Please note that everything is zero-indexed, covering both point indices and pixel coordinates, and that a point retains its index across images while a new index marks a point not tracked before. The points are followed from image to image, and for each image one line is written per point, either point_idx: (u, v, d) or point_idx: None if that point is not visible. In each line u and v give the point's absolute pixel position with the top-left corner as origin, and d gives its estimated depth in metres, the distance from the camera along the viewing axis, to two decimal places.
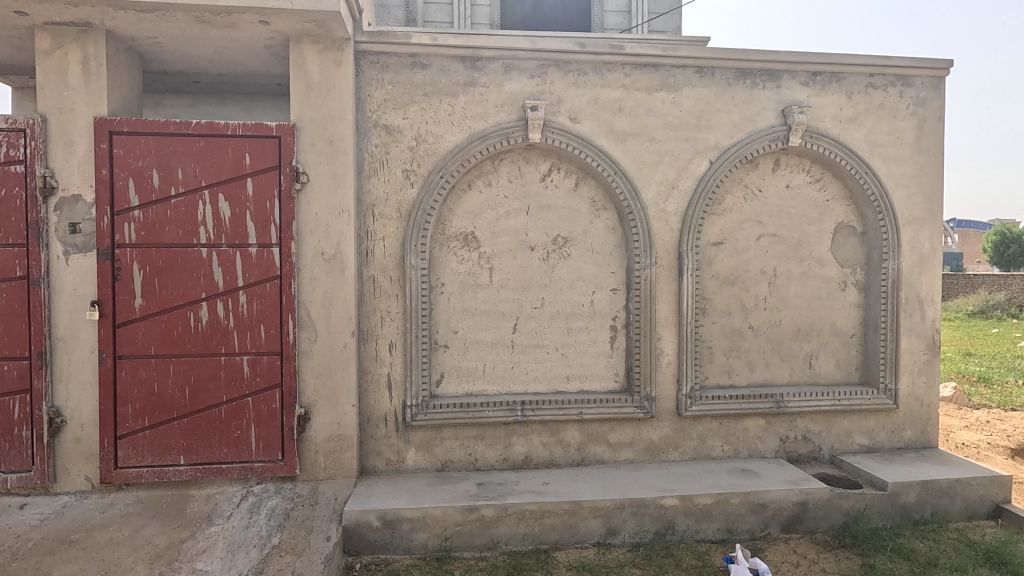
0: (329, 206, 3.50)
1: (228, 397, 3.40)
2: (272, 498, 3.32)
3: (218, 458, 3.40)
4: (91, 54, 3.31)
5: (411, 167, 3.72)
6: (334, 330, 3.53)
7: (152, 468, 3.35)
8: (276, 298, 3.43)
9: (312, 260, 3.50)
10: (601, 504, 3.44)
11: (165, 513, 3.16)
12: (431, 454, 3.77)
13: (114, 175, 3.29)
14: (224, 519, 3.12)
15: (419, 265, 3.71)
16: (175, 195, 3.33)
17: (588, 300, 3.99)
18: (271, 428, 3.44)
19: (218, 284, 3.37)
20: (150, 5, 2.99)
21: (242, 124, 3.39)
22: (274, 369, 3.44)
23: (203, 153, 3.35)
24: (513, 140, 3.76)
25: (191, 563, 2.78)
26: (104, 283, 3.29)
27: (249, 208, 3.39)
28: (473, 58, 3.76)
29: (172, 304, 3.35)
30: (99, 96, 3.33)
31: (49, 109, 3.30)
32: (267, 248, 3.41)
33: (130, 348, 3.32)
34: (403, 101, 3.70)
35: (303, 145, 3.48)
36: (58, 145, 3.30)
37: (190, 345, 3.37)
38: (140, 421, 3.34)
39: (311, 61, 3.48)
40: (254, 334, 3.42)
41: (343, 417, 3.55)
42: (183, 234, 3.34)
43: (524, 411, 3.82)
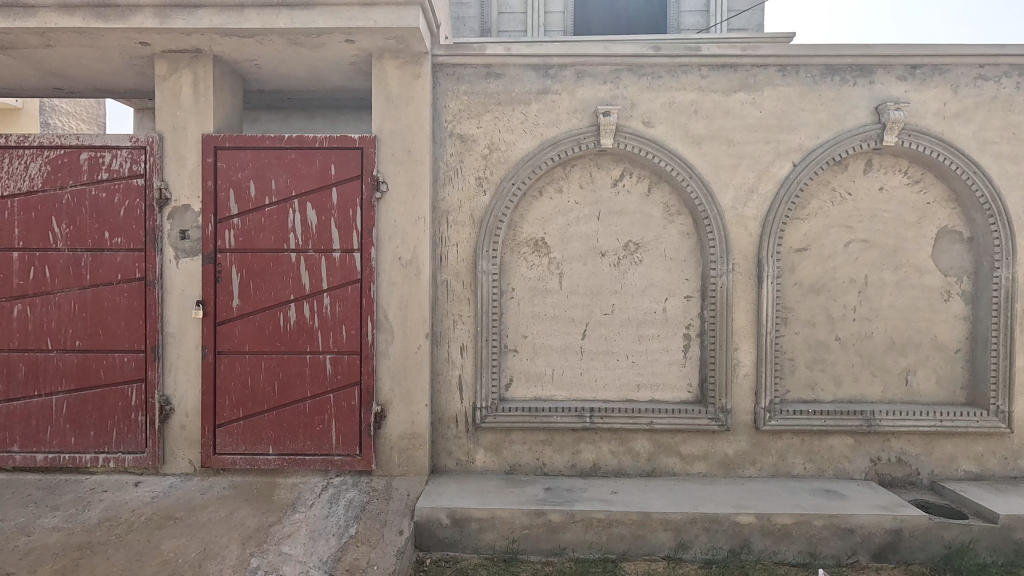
0: (406, 214, 3.66)
1: (312, 393, 3.63)
2: (350, 491, 3.49)
3: (303, 450, 3.63)
4: (200, 77, 3.66)
5: (484, 175, 3.81)
6: (409, 333, 3.67)
7: (245, 456, 3.63)
8: (356, 301, 3.63)
9: (390, 265, 3.67)
10: (671, 518, 3.36)
11: (256, 499, 3.41)
12: (500, 456, 3.83)
13: (218, 187, 3.62)
14: (307, 508, 3.33)
15: (491, 270, 3.79)
16: (269, 204, 3.61)
17: (660, 308, 3.91)
18: (350, 424, 3.63)
19: (305, 287, 3.62)
20: (251, 31, 3.27)
21: (329, 137, 3.62)
22: (353, 367, 3.63)
23: (294, 164, 3.60)
24: (585, 146, 3.77)
25: (277, 546, 2.99)
26: (207, 285, 3.62)
27: (334, 215, 3.61)
28: (545, 66, 3.81)
29: (265, 305, 3.62)
30: (206, 115, 3.67)
31: (165, 128, 3.68)
32: (349, 253, 3.62)
33: (228, 344, 3.63)
34: (478, 111, 3.81)
35: (383, 156, 3.66)
36: (172, 160, 3.67)
37: (279, 344, 3.63)
38: (235, 412, 3.63)
39: (391, 75, 3.66)
40: (336, 334, 3.63)
41: (416, 416, 3.68)
42: (275, 240, 3.61)
43: (593, 418, 3.78)
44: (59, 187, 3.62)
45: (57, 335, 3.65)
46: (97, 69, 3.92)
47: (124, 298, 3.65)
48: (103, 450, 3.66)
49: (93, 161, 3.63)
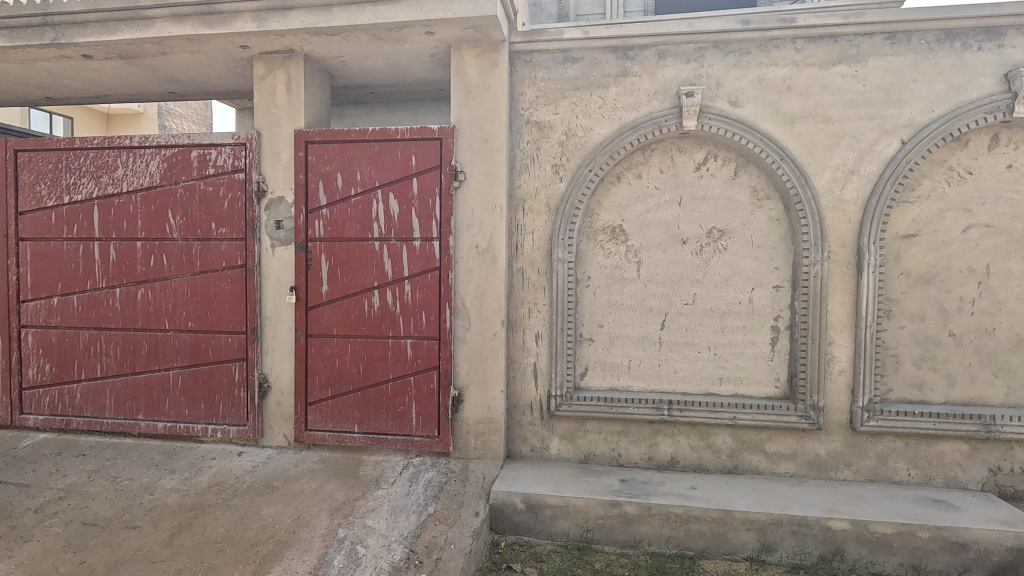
0: (483, 202, 3.70)
1: (394, 376, 3.78)
2: (429, 471, 3.62)
3: (385, 430, 3.80)
4: (293, 76, 3.88)
5: (561, 162, 3.77)
6: (486, 320, 3.72)
7: (333, 433, 3.86)
8: (435, 288, 3.73)
9: (468, 253, 3.73)
10: (755, 518, 3.20)
11: (343, 473, 3.62)
12: (575, 445, 3.81)
13: (309, 179, 3.84)
14: (389, 485, 3.49)
15: (567, 258, 3.75)
16: (354, 195, 3.78)
17: (745, 298, 3.71)
18: (429, 406, 3.75)
19: (388, 274, 3.77)
20: (338, 28, 3.42)
21: (410, 128, 3.72)
22: (432, 352, 3.75)
23: (377, 156, 3.75)
24: (666, 129, 3.62)
25: (362, 519, 3.17)
26: (300, 272, 3.86)
27: (414, 205, 3.72)
28: (625, 47, 3.69)
29: (351, 291, 3.81)
30: (298, 111, 3.89)
31: (262, 125, 3.94)
32: (429, 241, 3.72)
33: (318, 327, 3.86)
34: (555, 97, 3.77)
35: (461, 145, 3.72)
36: (268, 155, 3.93)
37: (364, 328, 3.81)
38: (324, 391, 3.87)
39: (469, 65, 3.70)
40: (417, 320, 3.76)
41: (492, 402, 3.73)
42: (360, 230, 3.78)
43: (671, 410, 3.67)
44: (174, 182, 3.99)
45: (173, 316, 4.04)
46: (204, 73, 4.27)
47: (229, 284, 3.97)
48: (212, 422, 4.02)
49: (202, 158, 3.97)
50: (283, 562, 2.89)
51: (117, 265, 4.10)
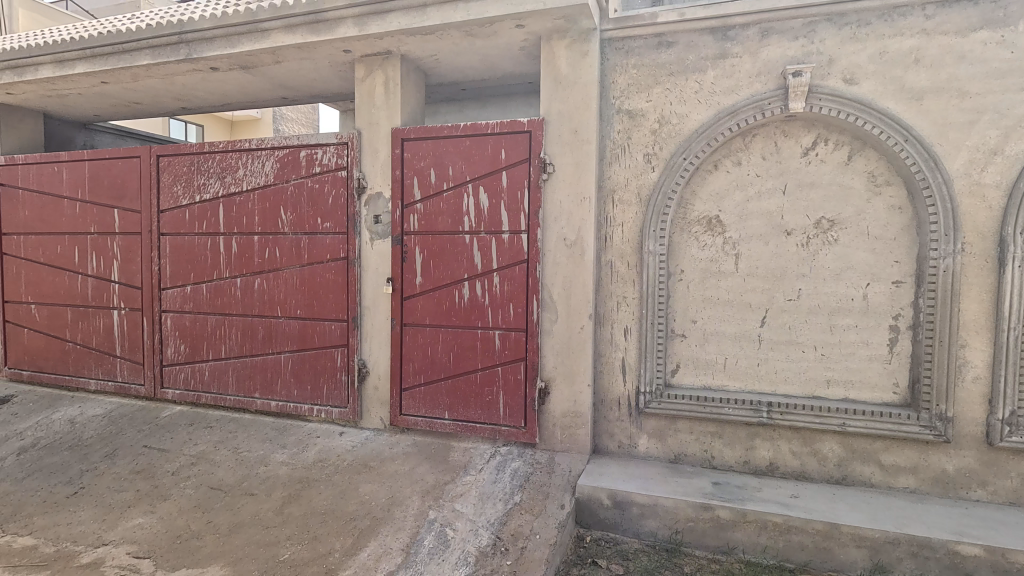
0: (572, 194, 3.66)
1: (482, 366, 3.87)
2: (515, 460, 3.67)
3: (474, 418, 3.90)
4: (390, 76, 4.06)
5: (653, 151, 3.65)
6: (573, 313, 3.70)
7: (425, 418, 4.02)
8: (523, 280, 3.76)
9: (556, 245, 3.72)
10: (866, 534, 2.93)
11: (434, 458, 3.77)
12: (664, 444, 3.69)
13: (404, 175, 4.01)
14: (477, 471, 3.57)
15: (658, 251, 3.63)
16: (446, 189, 3.90)
17: (859, 294, 3.39)
18: (516, 397, 3.80)
19: (477, 266, 3.85)
20: (432, 28, 3.53)
21: (500, 122, 3.76)
22: (520, 344, 3.78)
23: (468, 151, 3.83)
24: (770, 112, 3.38)
25: (451, 502, 3.29)
26: (395, 264, 4.05)
27: (504, 198, 3.77)
28: (725, 27, 3.49)
29: (442, 282, 3.94)
30: (395, 110, 4.06)
31: (362, 125, 4.16)
32: (517, 234, 3.76)
33: (412, 317, 4.04)
34: (648, 84, 3.65)
35: (550, 137, 3.70)
36: (368, 153, 4.14)
37: (454, 318, 3.93)
38: (417, 378, 4.04)
39: (559, 56, 3.67)
40: (505, 312, 3.81)
41: (579, 395, 3.70)
42: (452, 223, 3.89)
43: (771, 413, 3.45)
44: (286, 181, 4.33)
45: (284, 304, 4.40)
46: (312, 78, 4.58)
47: (332, 275, 4.25)
48: (317, 402, 4.34)
49: (309, 157, 4.27)
50: (379, 537, 3.07)
51: (238, 257, 4.53)
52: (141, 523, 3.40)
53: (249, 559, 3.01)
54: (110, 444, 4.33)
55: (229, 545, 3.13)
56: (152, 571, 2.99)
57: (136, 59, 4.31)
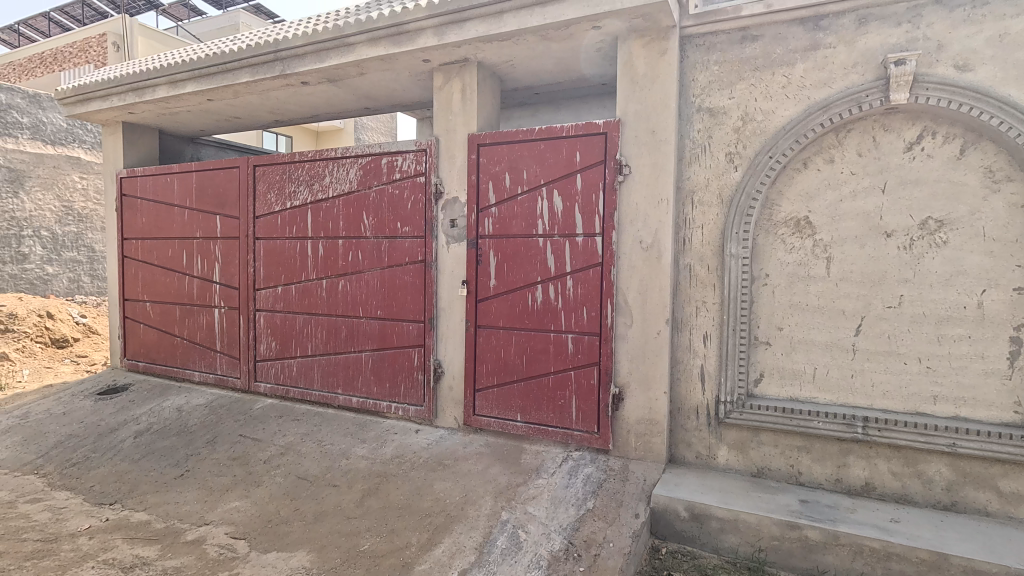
0: (649, 196, 3.58)
1: (555, 369, 3.86)
2: (588, 466, 3.62)
3: (546, 421, 3.89)
4: (467, 83, 4.15)
5: (737, 149, 3.50)
6: (649, 317, 3.61)
7: (498, 420, 4.06)
8: (598, 284, 3.71)
9: (632, 248, 3.65)
10: (981, 567, 2.65)
11: (507, 459, 3.79)
12: (746, 456, 3.51)
13: (480, 180, 4.09)
14: (549, 475, 3.56)
15: (741, 254, 3.47)
16: (521, 193, 3.93)
17: (972, 302, 3.08)
18: (589, 402, 3.75)
19: (551, 269, 3.85)
20: (509, 33, 3.58)
21: (575, 125, 3.75)
22: (593, 348, 3.74)
23: (543, 154, 3.84)
24: (867, 105, 3.15)
25: (523, 505, 3.30)
26: (471, 267, 4.13)
27: (578, 201, 3.75)
28: (816, 17, 3.29)
29: (516, 285, 3.97)
30: (471, 116, 4.14)
31: (440, 132, 4.28)
32: (591, 237, 3.72)
33: (486, 319, 4.10)
34: (731, 80, 3.50)
35: (627, 139, 3.64)
36: (445, 158, 4.25)
37: (527, 321, 3.95)
38: (491, 379, 4.09)
39: (637, 55, 3.60)
40: (578, 315, 3.78)
41: (654, 402, 3.60)
42: (526, 226, 3.92)
43: (867, 429, 3.20)
44: (368, 187, 4.54)
45: (366, 305, 4.61)
46: (393, 88, 4.77)
47: (411, 277, 4.40)
48: (394, 400, 4.50)
49: (390, 164, 4.45)
50: (453, 534, 3.14)
51: (325, 260, 4.79)
52: (237, 507, 3.67)
53: (332, 547, 3.17)
54: (211, 431, 4.70)
55: (315, 533, 3.32)
56: (247, 551, 3.22)
57: (237, 76, 4.67)
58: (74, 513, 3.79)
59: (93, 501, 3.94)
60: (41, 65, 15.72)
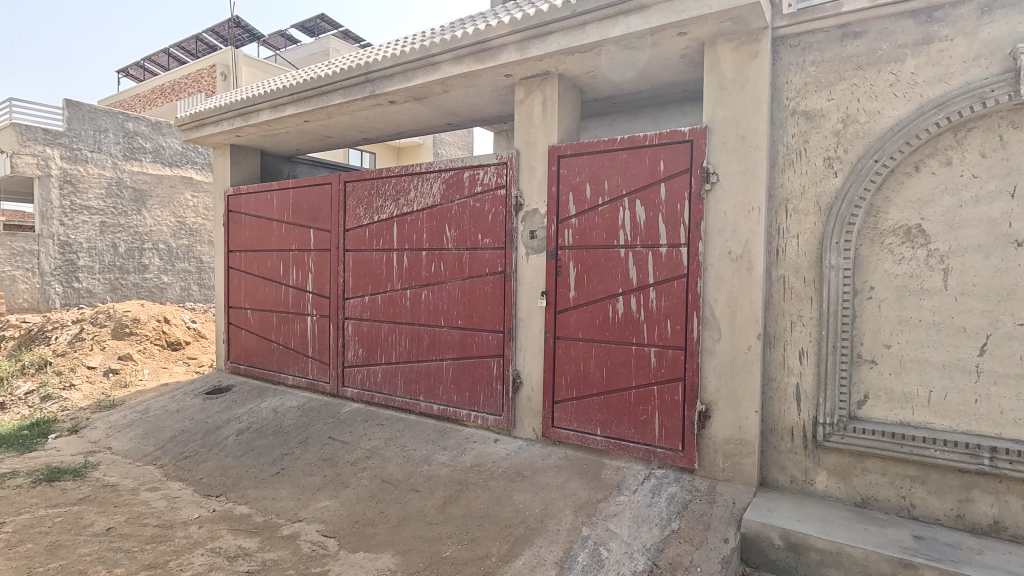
0: (738, 205, 3.42)
1: (637, 383, 3.77)
2: (672, 485, 3.48)
3: (628, 437, 3.80)
4: (548, 96, 4.18)
5: (836, 153, 3.28)
6: (739, 332, 3.43)
7: (577, 433, 4.01)
8: (683, 296, 3.60)
9: (719, 259, 3.50)
10: None
11: (587, 473, 3.73)
12: (849, 484, 3.23)
13: (560, 191, 4.09)
14: (631, 492, 3.46)
15: (841, 265, 3.23)
16: (602, 203, 3.89)
17: None
18: (674, 418, 3.62)
19: (633, 281, 3.78)
20: (591, 44, 3.57)
21: (659, 133, 3.67)
22: (678, 362, 3.61)
23: (625, 164, 3.79)
24: (992, 101, 2.84)
25: (604, 521, 3.23)
26: (550, 278, 4.13)
27: (662, 211, 3.66)
28: (929, 8, 3.03)
29: (596, 297, 3.93)
30: (552, 128, 4.16)
31: (521, 144, 4.33)
32: (676, 248, 3.62)
33: (565, 330, 4.08)
34: (829, 81, 3.30)
35: (714, 146, 3.51)
36: (525, 171, 4.29)
37: (608, 333, 3.89)
38: (570, 392, 4.05)
39: (725, 60, 3.48)
40: (662, 328, 3.68)
41: (744, 421, 3.41)
42: (607, 237, 3.87)
43: (995, 461, 2.85)
44: (451, 200, 4.67)
45: (447, 314, 4.73)
46: (475, 104, 4.89)
47: (491, 288, 4.46)
48: (474, 409, 4.56)
49: (472, 177, 4.55)
50: (533, 547, 3.13)
51: (409, 271, 4.97)
52: (327, 506, 3.86)
53: (416, 551, 3.25)
54: (304, 432, 4.99)
55: (398, 536, 3.41)
56: (336, 549, 3.36)
57: (331, 98, 4.98)
58: (186, 502, 4.13)
59: (202, 493, 4.29)
60: (162, 95, 17.57)
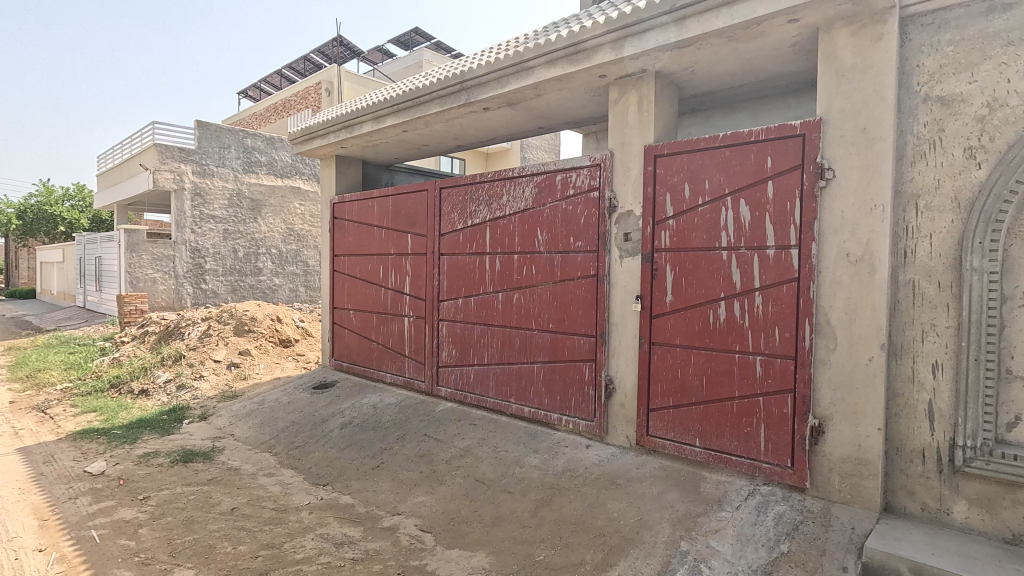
0: (858, 203, 3.13)
1: (740, 393, 3.56)
2: (780, 504, 3.24)
3: (729, 449, 3.60)
4: (643, 94, 4.07)
5: (979, 143, 2.91)
6: (859, 341, 3.13)
7: (674, 442, 3.86)
8: (793, 302, 3.35)
9: (835, 261, 3.22)
10: None
11: (684, 485, 3.57)
12: (996, 517, 2.83)
13: (657, 192, 3.97)
14: (734, 508, 3.26)
15: (985, 268, 2.86)
16: (702, 204, 3.73)
17: None
18: (782, 432, 3.38)
19: (736, 285, 3.58)
20: (692, 39, 3.44)
21: (766, 129, 3.45)
22: (787, 372, 3.37)
23: (727, 162, 3.61)
24: None
25: (704, 537, 3.07)
26: (645, 282, 4.01)
27: (769, 210, 3.44)
28: None
29: (695, 301, 3.77)
30: (648, 127, 4.05)
31: (615, 145, 4.25)
32: (785, 250, 3.38)
33: (661, 336, 3.94)
34: (970, 61, 2.94)
35: (830, 139, 3.24)
36: (620, 172, 4.20)
37: (708, 340, 3.71)
38: (666, 399, 3.91)
39: (843, 46, 3.21)
40: (769, 336, 3.45)
41: (865, 439, 3.10)
42: (707, 239, 3.71)
43: None
44: (543, 204, 4.68)
45: (539, 318, 4.74)
46: (568, 106, 4.88)
47: (583, 291, 4.42)
48: (565, 413, 4.53)
49: (565, 180, 4.54)
50: (629, 559, 3.04)
51: (501, 274, 5.04)
52: (424, 501, 4.00)
53: (510, 553, 3.27)
54: (401, 429, 5.20)
55: (492, 536, 3.46)
56: (433, 544, 3.47)
57: (428, 108, 5.17)
58: (298, 489, 4.46)
59: (311, 481, 4.61)
60: (275, 112, 19.19)
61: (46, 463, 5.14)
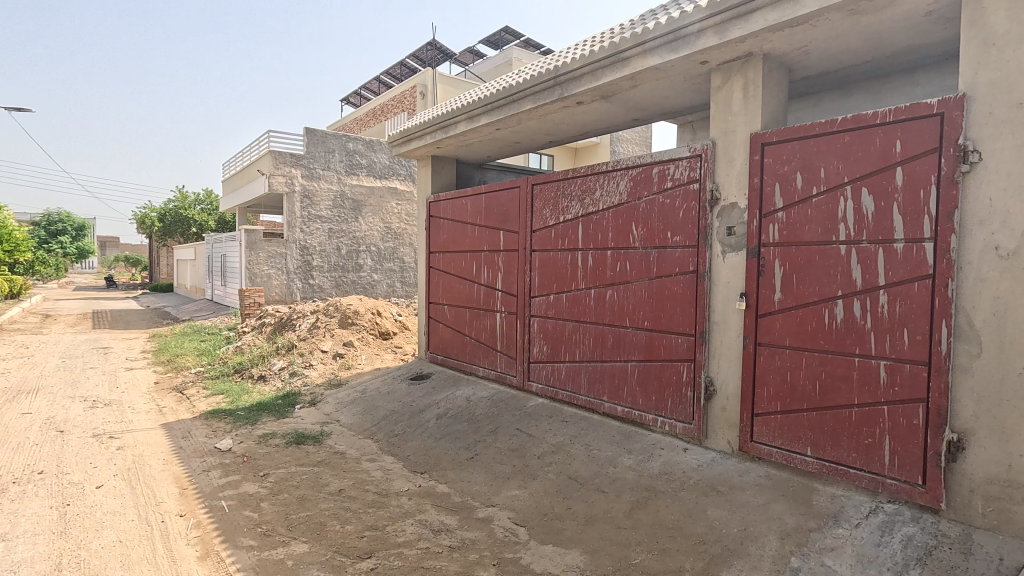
0: (1012, 188, 2.72)
1: (861, 401, 3.26)
2: (909, 525, 2.91)
3: (847, 461, 3.31)
4: (750, 79, 3.82)
5: None
6: (1011, 347, 2.72)
7: (782, 450, 3.61)
8: (926, 301, 3.01)
9: (981, 255, 2.83)
10: None
11: (793, 497, 3.32)
12: None
13: (765, 182, 3.72)
14: (852, 526, 2.99)
15: None
16: (817, 194, 3.45)
17: None
18: (911, 446, 3.05)
19: (857, 283, 3.28)
20: (806, 16, 3.18)
21: (895, 109, 3.12)
22: (918, 380, 3.03)
23: (847, 148, 3.31)
24: None
25: (818, 555, 2.84)
26: (751, 278, 3.79)
27: (897, 199, 3.11)
28: None
29: (808, 299, 3.49)
30: (755, 114, 3.80)
31: (717, 135, 4.03)
32: (917, 243, 3.04)
33: (769, 336, 3.70)
34: None
35: (976, 117, 2.85)
36: (723, 162, 3.98)
37: (823, 342, 3.43)
38: (773, 404, 3.67)
39: (994, 10, 2.81)
40: (896, 338, 3.12)
41: (1017, 459, 2.70)
42: (823, 233, 3.42)
43: None
44: (638, 198, 4.55)
45: (634, 315, 4.62)
46: (666, 96, 4.70)
47: (681, 288, 4.24)
48: (661, 414, 4.38)
49: (662, 173, 4.37)
50: (732, 570, 2.89)
51: (594, 270, 4.97)
52: (518, 495, 4.05)
53: (604, 553, 3.23)
54: (493, 422, 5.30)
55: (586, 535, 3.43)
56: (527, 538, 3.50)
57: (521, 105, 5.19)
58: (398, 475, 4.68)
59: (410, 468, 4.82)
60: (375, 117, 20.23)
61: (185, 438, 5.79)
